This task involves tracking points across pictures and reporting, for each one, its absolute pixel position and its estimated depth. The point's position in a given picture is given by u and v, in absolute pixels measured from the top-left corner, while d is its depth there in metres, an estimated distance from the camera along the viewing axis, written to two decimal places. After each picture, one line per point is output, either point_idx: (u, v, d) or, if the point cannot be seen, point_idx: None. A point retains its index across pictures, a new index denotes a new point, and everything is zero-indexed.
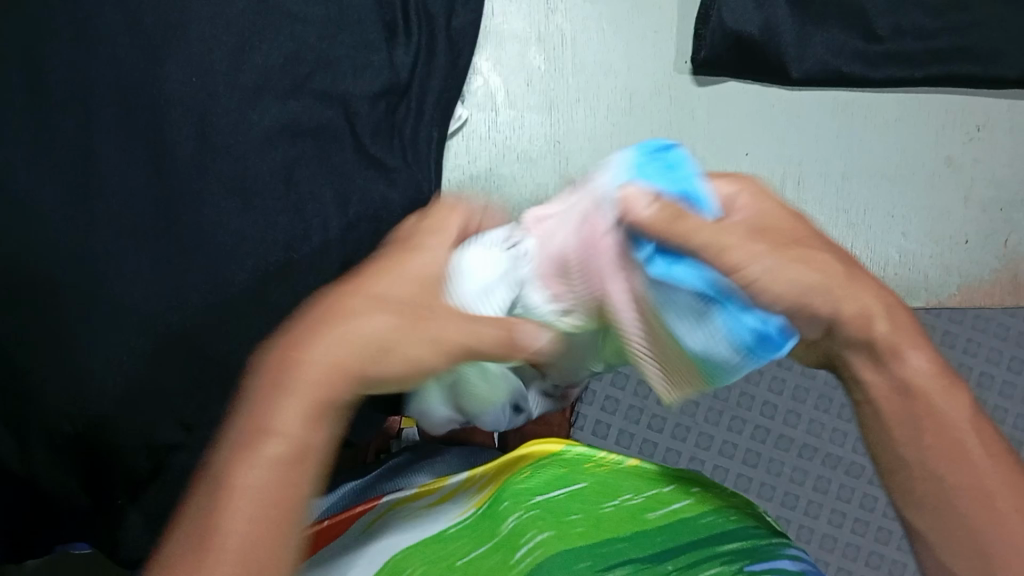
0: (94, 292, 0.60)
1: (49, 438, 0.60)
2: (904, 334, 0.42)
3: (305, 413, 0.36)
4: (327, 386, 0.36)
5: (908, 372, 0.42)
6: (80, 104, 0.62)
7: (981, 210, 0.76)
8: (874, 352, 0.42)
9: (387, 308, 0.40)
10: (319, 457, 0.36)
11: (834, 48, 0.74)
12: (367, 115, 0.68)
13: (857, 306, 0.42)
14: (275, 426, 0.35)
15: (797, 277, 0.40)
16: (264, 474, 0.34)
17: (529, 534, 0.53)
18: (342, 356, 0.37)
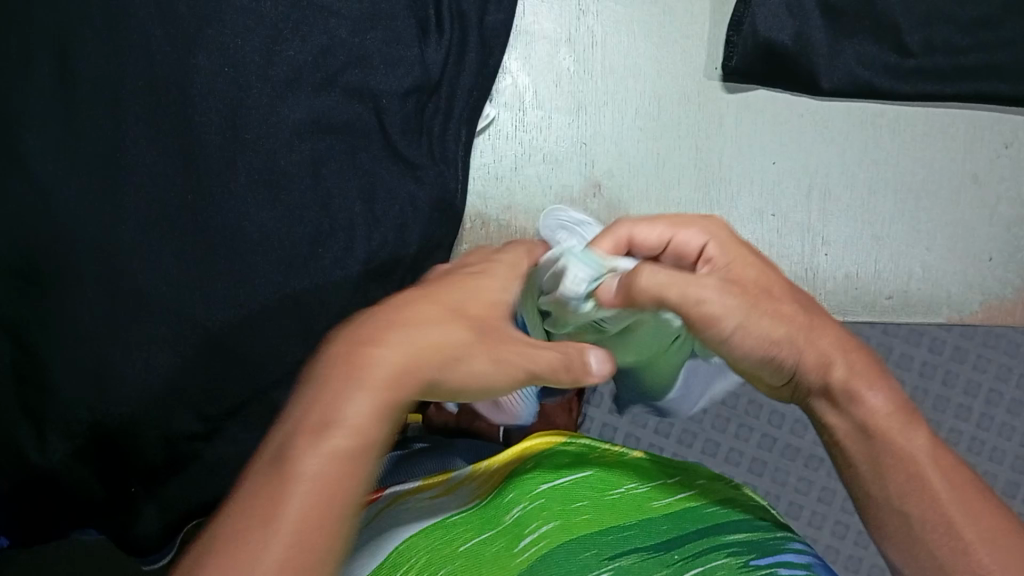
0: (120, 288, 0.60)
1: (67, 428, 0.60)
2: (867, 374, 0.46)
3: (398, 373, 0.35)
4: (393, 386, 0.35)
5: (866, 412, 0.45)
6: (111, 93, 0.62)
7: (1004, 229, 0.76)
8: (831, 395, 0.46)
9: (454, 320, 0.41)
10: (379, 453, 0.34)
11: (865, 60, 0.73)
12: (397, 111, 0.66)
13: (817, 356, 0.46)
14: (377, 377, 0.34)
15: (761, 330, 0.46)
16: (357, 433, 0.33)
17: (534, 525, 0.49)
18: (416, 359, 0.36)
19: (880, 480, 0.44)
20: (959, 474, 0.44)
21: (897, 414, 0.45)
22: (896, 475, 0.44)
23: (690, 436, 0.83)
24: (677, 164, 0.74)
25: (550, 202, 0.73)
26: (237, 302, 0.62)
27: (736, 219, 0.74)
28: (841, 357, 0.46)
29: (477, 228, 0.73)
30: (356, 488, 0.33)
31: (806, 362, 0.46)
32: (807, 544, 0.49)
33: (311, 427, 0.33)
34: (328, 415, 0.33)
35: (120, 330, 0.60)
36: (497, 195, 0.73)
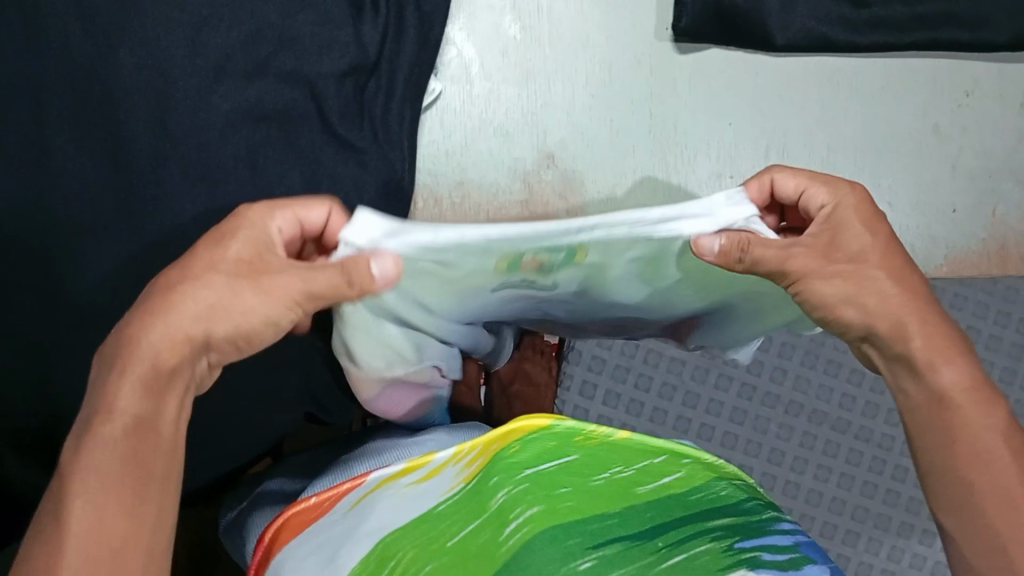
0: (60, 298, 0.60)
1: (15, 439, 0.61)
2: (940, 350, 0.48)
3: (136, 389, 0.41)
4: (161, 367, 0.42)
5: (942, 383, 0.47)
6: (33, 95, 0.60)
7: (969, 179, 0.74)
8: (912, 365, 0.48)
9: (219, 276, 0.42)
10: (146, 434, 0.40)
11: (819, 14, 0.70)
12: (335, 95, 0.65)
13: (889, 322, 0.48)
14: (115, 405, 0.40)
15: (825, 290, 0.46)
16: (105, 456, 0.39)
17: (519, 509, 0.46)
18: (163, 339, 0.42)
19: (951, 455, 0.47)
20: (1021, 449, 0.46)
21: (970, 389, 0.47)
22: (964, 446, 0.46)
23: (669, 390, 0.84)
24: (633, 131, 0.73)
25: (503, 175, 0.72)
26: None
27: (694, 185, 0.73)
28: (919, 328, 0.48)
29: (431, 208, 0.72)
30: (163, 487, 0.40)
31: (873, 332, 0.48)
32: (796, 523, 0.50)
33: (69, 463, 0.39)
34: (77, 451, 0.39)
35: (69, 336, 0.60)
36: (450, 172, 0.72)
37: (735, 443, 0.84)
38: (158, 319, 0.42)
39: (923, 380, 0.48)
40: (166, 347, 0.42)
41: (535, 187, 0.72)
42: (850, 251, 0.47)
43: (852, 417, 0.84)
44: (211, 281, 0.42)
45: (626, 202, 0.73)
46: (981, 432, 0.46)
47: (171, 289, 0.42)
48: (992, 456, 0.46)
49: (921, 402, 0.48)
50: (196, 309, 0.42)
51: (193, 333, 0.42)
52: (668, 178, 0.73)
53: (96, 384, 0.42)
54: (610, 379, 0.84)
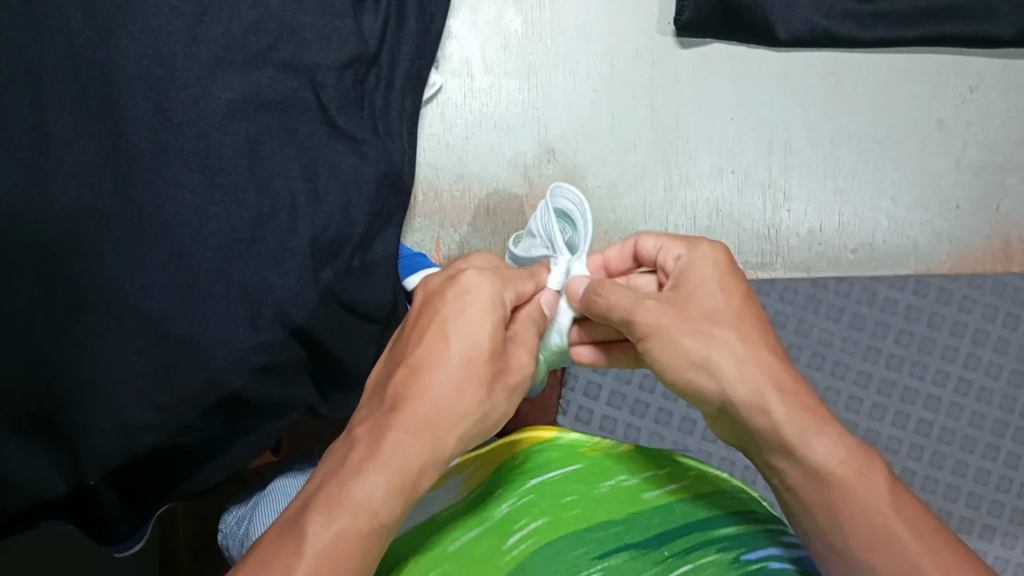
0: (58, 282, 0.59)
1: (15, 422, 0.61)
2: (808, 422, 0.47)
3: (387, 488, 0.44)
4: (412, 467, 0.45)
5: (818, 458, 0.45)
6: (35, 82, 0.60)
7: (972, 174, 0.74)
8: (784, 442, 0.47)
9: (466, 389, 0.48)
10: (390, 527, 0.44)
11: (822, 7, 0.71)
12: (334, 85, 0.65)
13: (749, 387, 0.49)
14: (371, 497, 0.44)
15: (684, 343, 0.51)
16: (349, 542, 0.42)
17: (524, 520, 0.52)
18: (423, 443, 0.46)
19: (840, 532, 0.45)
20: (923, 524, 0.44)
21: (861, 458, 0.46)
22: (862, 523, 0.44)
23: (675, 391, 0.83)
24: (635, 124, 0.72)
25: (504, 169, 0.71)
26: (177, 289, 0.60)
27: (696, 178, 0.72)
28: (778, 392, 0.48)
29: (431, 200, 0.71)
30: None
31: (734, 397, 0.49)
32: (798, 536, 0.50)
33: (314, 527, 0.42)
34: (326, 523, 0.42)
35: (65, 322, 0.60)
36: (450, 166, 0.71)
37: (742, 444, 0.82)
38: (426, 401, 0.47)
39: (800, 456, 0.46)
40: (423, 452, 0.46)
41: (535, 180, 0.72)
42: (706, 310, 0.52)
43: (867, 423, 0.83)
44: (464, 392, 0.48)
45: (626, 195, 0.72)
46: (868, 497, 0.44)
47: (431, 395, 0.47)
48: (891, 528, 0.44)
49: (802, 472, 0.46)
50: (457, 421, 0.47)
51: (439, 450, 0.47)
52: (669, 172, 0.72)
53: (351, 458, 0.46)
54: (615, 380, 0.83)
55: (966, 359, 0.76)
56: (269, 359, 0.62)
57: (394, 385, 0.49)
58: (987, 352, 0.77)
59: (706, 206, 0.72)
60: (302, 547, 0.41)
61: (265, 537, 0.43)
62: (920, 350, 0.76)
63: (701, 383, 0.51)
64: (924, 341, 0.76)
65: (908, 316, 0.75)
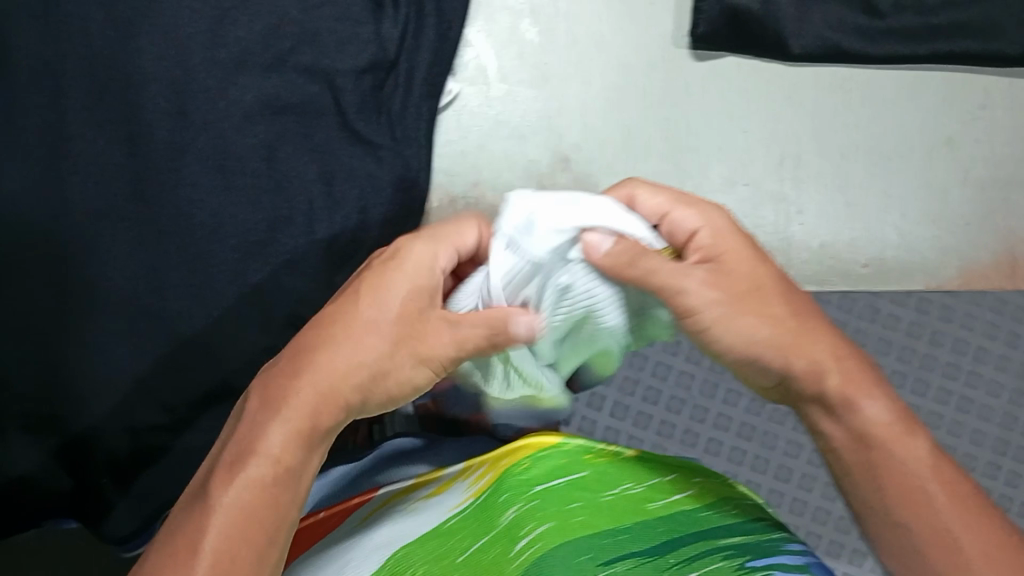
0: (73, 281, 0.60)
1: (25, 422, 0.60)
2: (856, 382, 0.51)
3: (287, 437, 0.45)
4: (317, 407, 0.47)
5: (865, 420, 0.50)
6: (56, 81, 0.61)
7: (981, 189, 0.74)
8: (830, 404, 0.51)
9: (374, 335, 0.48)
10: (300, 476, 0.46)
11: (833, 22, 0.72)
12: (353, 89, 0.65)
13: (808, 362, 0.51)
14: (270, 449, 0.45)
15: (743, 329, 0.51)
16: (244, 493, 0.43)
17: (528, 526, 0.50)
18: (326, 385, 0.47)
19: (875, 490, 0.49)
20: (952, 476, 0.48)
21: (906, 425, 0.50)
22: (897, 485, 0.48)
23: (678, 403, 0.83)
24: (648, 134, 0.73)
25: (518, 176, 0.72)
26: (196, 288, 0.62)
27: (708, 190, 0.73)
28: (834, 364, 0.52)
29: (445, 207, 0.71)
30: (273, 537, 0.44)
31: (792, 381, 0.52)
32: (806, 545, 0.51)
33: (210, 503, 0.44)
34: (228, 480, 0.44)
35: (81, 319, 0.60)
36: (463, 172, 0.72)
37: (743, 458, 0.83)
38: (330, 350, 0.48)
39: (842, 419, 0.51)
40: (325, 403, 0.47)
41: (549, 189, 0.72)
42: (744, 283, 0.52)
43: None
44: (367, 344, 0.48)
45: None
46: (905, 458, 0.49)
47: (335, 342, 0.48)
48: (927, 495, 0.47)
49: (845, 439, 0.51)
50: (362, 372, 0.48)
51: (346, 393, 0.48)
52: (681, 183, 0.73)
53: (255, 414, 0.47)
54: (618, 391, 0.83)
55: None
56: None
57: (298, 348, 0.49)
58: (987, 369, 0.78)
59: None
60: (207, 509, 0.43)
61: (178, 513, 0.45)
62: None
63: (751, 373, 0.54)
64: None
65: (910, 333, 0.77)
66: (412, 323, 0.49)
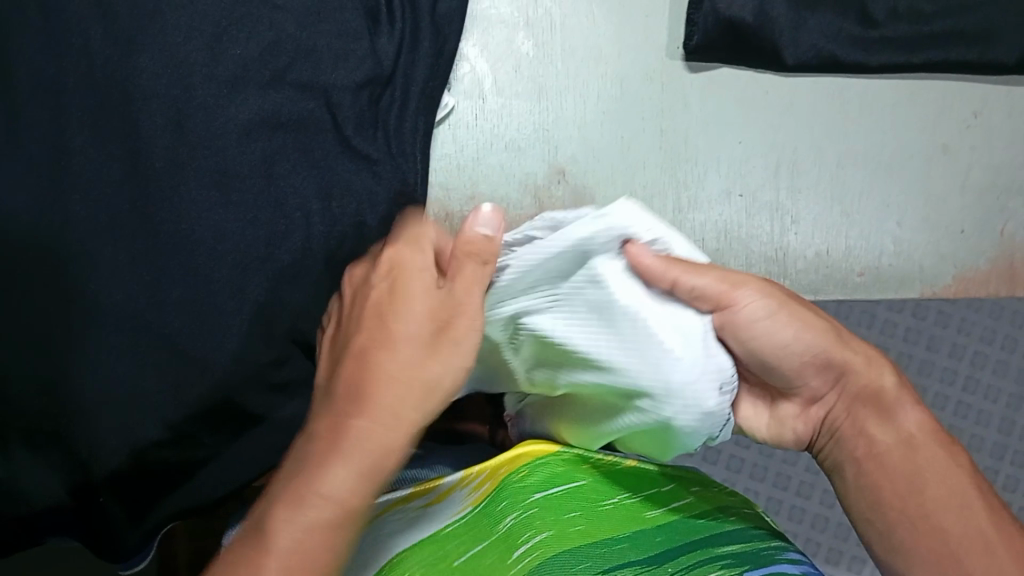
0: (74, 298, 0.60)
1: (28, 437, 0.61)
2: (908, 394, 0.56)
3: (353, 482, 0.47)
4: (383, 432, 0.49)
5: (909, 425, 0.55)
6: (55, 99, 0.61)
7: (977, 198, 0.75)
8: (886, 402, 0.56)
9: (423, 352, 0.52)
10: (357, 510, 0.48)
11: (830, 32, 0.72)
12: (351, 105, 0.66)
13: (864, 354, 0.56)
14: (332, 493, 0.47)
15: (798, 326, 0.54)
16: (302, 535, 0.46)
17: (527, 534, 0.51)
18: (388, 403, 0.50)
19: (916, 494, 0.53)
20: (991, 498, 0.54)
21: (951, 443, 0.55)
22: (935, 490, 0.53)
23: None
24: (644, 145, 0.73)
25: (515, 189, 0.72)
26: (193, 305, 0.62)
27: (705, 200, 0.73)
28: (888, 369, 0.57)
29: (442, 221, 0.72)
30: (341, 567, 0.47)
31: (846, 377, 0.55)
32: (803, 553, 0.51)
33: (272, 539, 0.45)
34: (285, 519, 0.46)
35: (80, 337, 0.60)
36: (462, 185, 0.72)
37: (741, 466, 0.85)
38: (389, 373, 0.51)
39: (888, 424, 0.55)
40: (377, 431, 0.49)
41: (546, 201, 0.72)
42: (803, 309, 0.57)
43: None
44: (416, 362, 0.51)
45: None
46: (943, 463, 0.54)
47: (391, 365, 0.51)
48: (966, 499, 0.53)
49: (890, 443, 0.55)
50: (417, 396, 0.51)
51: (409, 420, 0.50)
52: (678, 194, 0.73)
53: (319, 461, 0.48)
54: None
55: (964, 382, 0.82)
56: (283, 376, 0.65)
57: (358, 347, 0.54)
58: None
59: (715, 228, 0.73)
60: (267, 550, 0.45)
61: (240, 543, 0.47)
62: (918, 371, 0.82)
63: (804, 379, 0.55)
64: (921, 363, 0.82)
65: (906, 338, 0.82)
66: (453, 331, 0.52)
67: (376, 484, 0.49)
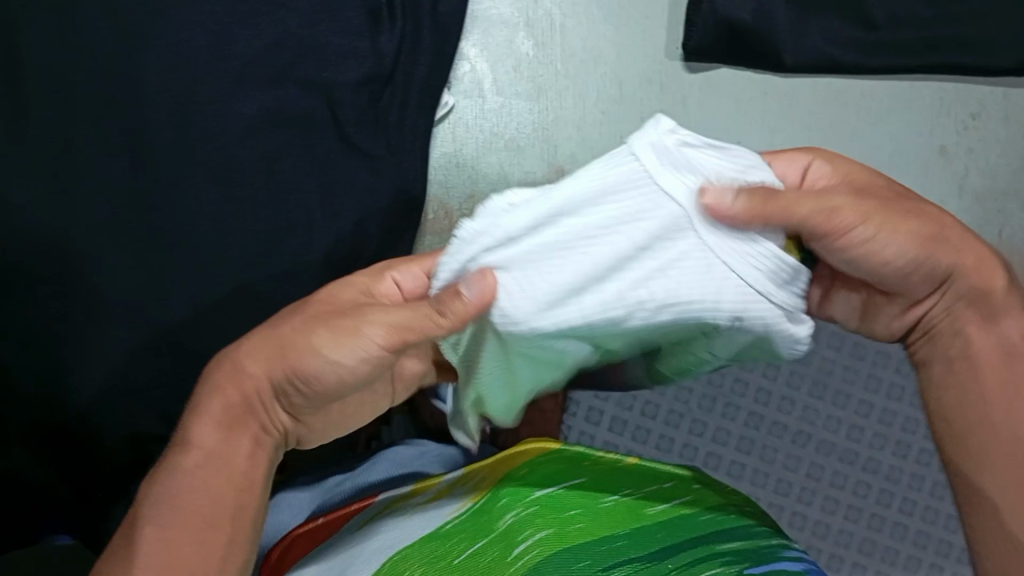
0: (74, 294, 0.60)
1: (26, 432, 0.60)
2: (998, 302, 0.51)
3: (211, 431, 0.48)
4: (237, 391, 0.49)
5: (1013, 335, 0.51)
6: (56, 93, 0.60)
7: (975, 201, 0.75)
8: (971, 299, 0.51)
9: (284, 323, 0.50)
10: (225, 463, 0.47)
11: (830, 37, 0.72)
12: (351, 102, 0.67)
13: (975, 258, 0.50)
14: (196, 440, 0.48)
15: (891, 234, 0.47)
16: (174, 482, 0.46)
17: (528, 532, 0.51)
18: (247, 373, 0.49)
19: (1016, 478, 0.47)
20: None
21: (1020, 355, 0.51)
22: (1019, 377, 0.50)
23: (676, 417, 0.83)
24: None
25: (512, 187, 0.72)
26: (196, 298, 0.62)
27: None
28: (998, 266, 0.51)
29: (441, 219, 0.72)
30: (226, 513, 0.46)
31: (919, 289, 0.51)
32: (804, 551, 0.51)
33: (143, 495, 0.47)
34: (160, 468, 0.48)
35: (80, 332, 0.60)
36: (461, 184, 0.73)
37: (743, 472, 0.83)
38: (248, 351, 0.50)
39: (991, 329, 0.51)
40: (234, 389, 0.49)
41: None
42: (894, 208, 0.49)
43: (860, 447, 0.83)
44: (275, 332, 0.49)
45: None
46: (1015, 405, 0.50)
47: (253, 339, 0.50)
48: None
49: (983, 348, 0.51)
50: (262, 358, 0.49)
51: (260, 378, 0.49)
52: None
53: (188, 416, 0.49)
54: (616, 405, 0.83)
55: None
56: None
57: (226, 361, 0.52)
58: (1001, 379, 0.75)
59: None
60: (138, 504, 0.47)
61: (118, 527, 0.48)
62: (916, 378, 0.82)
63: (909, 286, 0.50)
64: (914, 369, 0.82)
65: None
66: (325, 306, 0.51)
67: (248, 437, 0.49)
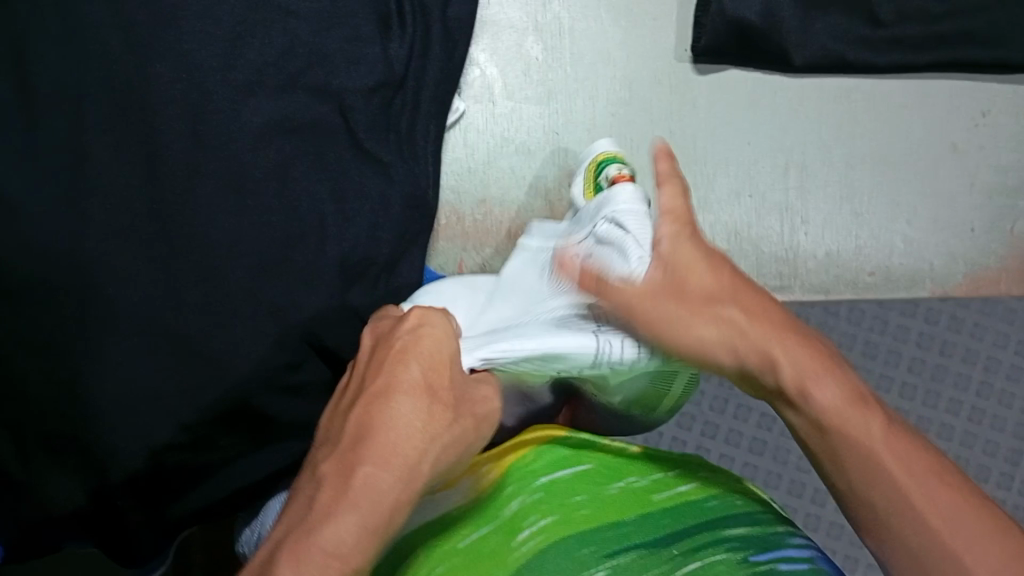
0: (92, 298, 0.59)
1: (46, 440, 0.60)
2: (808, 369, 0.52)
3: (358, 537, 0.43)
4: (387, 496, 0.44)
5: (822, 404, 0.51)
6: (70, 103, 0.61)
7: (987, 197, 0.75)
8: (789, 395, 0.52)
9: (419, 412, 0.47)
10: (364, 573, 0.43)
11: (837, 35, 0.73)
12: (364, 109, 0.68)
13: (751, 344, 0.53)
14: (340, 543, 0.42)
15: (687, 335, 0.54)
16: None
17: (533, 518, 0.50)
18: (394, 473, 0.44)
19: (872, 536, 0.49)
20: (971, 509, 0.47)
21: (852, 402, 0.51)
22: (861, 459, 0.49)
23: (689, 420, 0.84)
24: None
25: (526, 194, 0.73)
26: (210, 306, 0.61)
27: (715, 201, 0.73)
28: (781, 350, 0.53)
29: (453, 224, 0.73)
30: None
31: (747, 362, 0.54)
32: (809, 539, 0.51)
33: None
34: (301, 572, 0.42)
35: (95, 343, 0.59)
36: (473, 189, 0.73)
37: (755, 473, 0.84)
38: (391, 439, 0.46)
39: (806, 403, 0.52)
40: (390, 496, 0.44)
41: (555, 203, 0.73)
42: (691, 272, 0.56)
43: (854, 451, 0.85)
44: (412, 424, 0.46)
45: None
46: (871, 446, 0.49)
47: (393, 417, 0.46)
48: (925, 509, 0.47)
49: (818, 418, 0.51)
50: (404, 465, 0.45)
51: (406, 484, 0.45)
52: (689, 196, 0.73)
53: (328, 516, 0.43)
54: None
55: (978, 386, 0.83)
56: (297, 380, 0.64)
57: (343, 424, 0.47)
58: (997, 379, 0.83)
59: (724, 231, 0.73)
60: None
61: None
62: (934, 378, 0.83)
63: (713, 360, 0.54)
64: (935, 369, 0.82)
65: (920, 343, 0.81)
66: (436, 387, 0.49)
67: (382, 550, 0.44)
